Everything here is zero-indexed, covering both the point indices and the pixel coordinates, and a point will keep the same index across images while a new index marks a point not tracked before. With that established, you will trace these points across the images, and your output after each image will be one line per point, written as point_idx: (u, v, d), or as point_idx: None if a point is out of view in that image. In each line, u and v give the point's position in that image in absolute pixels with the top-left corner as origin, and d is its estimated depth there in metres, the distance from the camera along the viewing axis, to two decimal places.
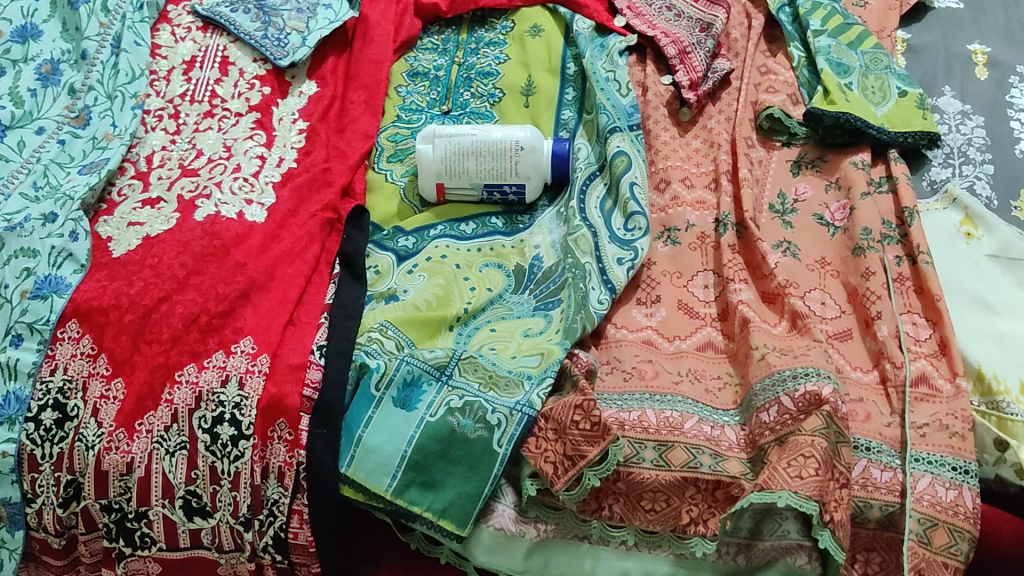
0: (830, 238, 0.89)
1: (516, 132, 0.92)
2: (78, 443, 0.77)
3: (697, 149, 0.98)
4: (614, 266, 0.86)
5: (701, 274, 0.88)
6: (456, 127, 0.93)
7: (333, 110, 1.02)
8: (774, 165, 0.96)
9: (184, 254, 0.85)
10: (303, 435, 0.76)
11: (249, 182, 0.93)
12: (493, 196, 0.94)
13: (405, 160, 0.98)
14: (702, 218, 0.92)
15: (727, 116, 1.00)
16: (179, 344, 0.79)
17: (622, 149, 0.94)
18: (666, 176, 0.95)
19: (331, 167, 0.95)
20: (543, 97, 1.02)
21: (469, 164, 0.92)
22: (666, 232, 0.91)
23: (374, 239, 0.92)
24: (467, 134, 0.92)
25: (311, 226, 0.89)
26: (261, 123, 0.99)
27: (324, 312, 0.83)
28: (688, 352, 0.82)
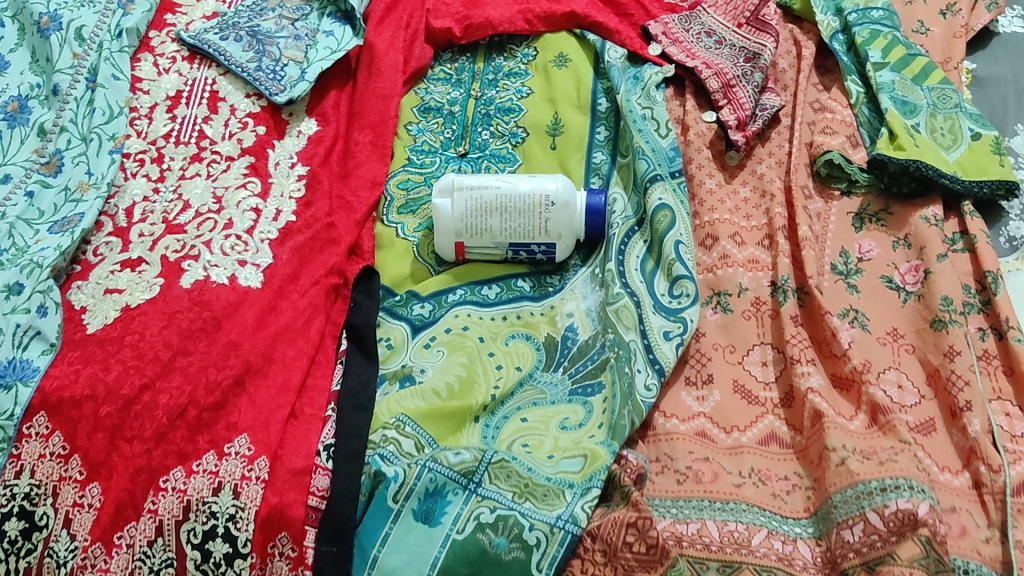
0: (902, 305, 0.79)
1: (545, 185, 0.81)
2: (48, 559, 0.66)
3: (746, 198, 0.87)
4: (661, 341, 0.75)
5: (758, 348, 0.78)
6: (476, 179, 0.82)
7: (336, 152, 0.91)
8: (834, 217, 0.86)
9: (169, 330, 0.75)
10: (308, 552, 0.66)
11: (242, 240, 0.82)
12: (519, 256, 0.83)
13: (418, 211, 0.87)
14: (756, 280, 0.82)
15: (779, 160, 0.89)
16: (165, 443, 0.68)
17: (665, 202, 0.83)
18: (714, 230, 0.85)
19: (335, 222, 0.85)
20: (572, 137, 0.91)
21: (492, 221, 0.81)
22: (716, 297, 0.81)
23: (385, 306, 0.81)
24: (490, 188, 0.81)
25: (313, 293, 0.79)
26: (255, 169, 0.88)
27: (330, 402, 0.73)
28: (750, 447, 0.71)
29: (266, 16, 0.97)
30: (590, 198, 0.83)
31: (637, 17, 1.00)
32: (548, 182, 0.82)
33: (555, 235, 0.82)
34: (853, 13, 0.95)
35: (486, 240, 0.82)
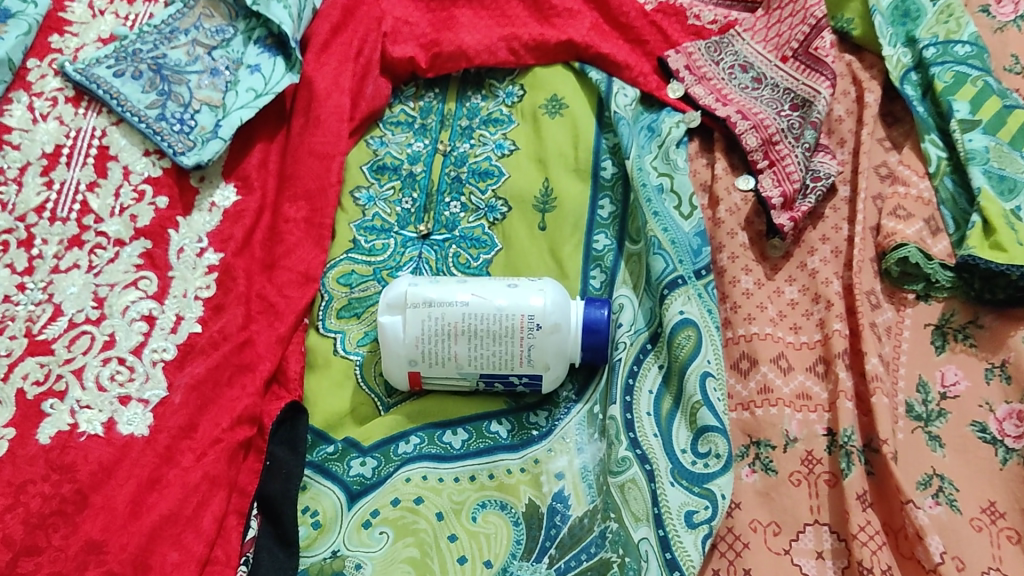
0: (1002, 470, 0.59)
1: (529, 301, 0.61)
2: None
3: (793, 301, 0.68)
4: (682, 531, 0.56)
5: (811, 528, 0.58)
6: (437, 288, 0.62)
7: (260, 229, 0.70)
8: (909, 332, 0.66)
9: (12, 516, 0.55)
10: None
11: (126, 366, 0.62)
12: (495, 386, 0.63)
13: (364, 315, 0.67)
14: (808, 426, 0.62)
15: (834, 249, 0.69)
16: None
17: (688, 317, 0.63)
18: (751, 350, 0.65)
19: (253, 338, 0.64)
20: (567, 214, 0.70)
21: (457, 347, 0.61)
22: (754, 449, 0.62)
23: (315, 460, 0.61)
24: (455, 302, 0.61)
25: (211, 458, 0.58)
26: (151, 258, 0.67)
27: None
28: None
29: (177, 42, 0.74)
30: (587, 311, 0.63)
31: (653, 45, 0.79)
32: (532, 295, 0.61)
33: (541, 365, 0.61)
34: (930, 47, 0.74)
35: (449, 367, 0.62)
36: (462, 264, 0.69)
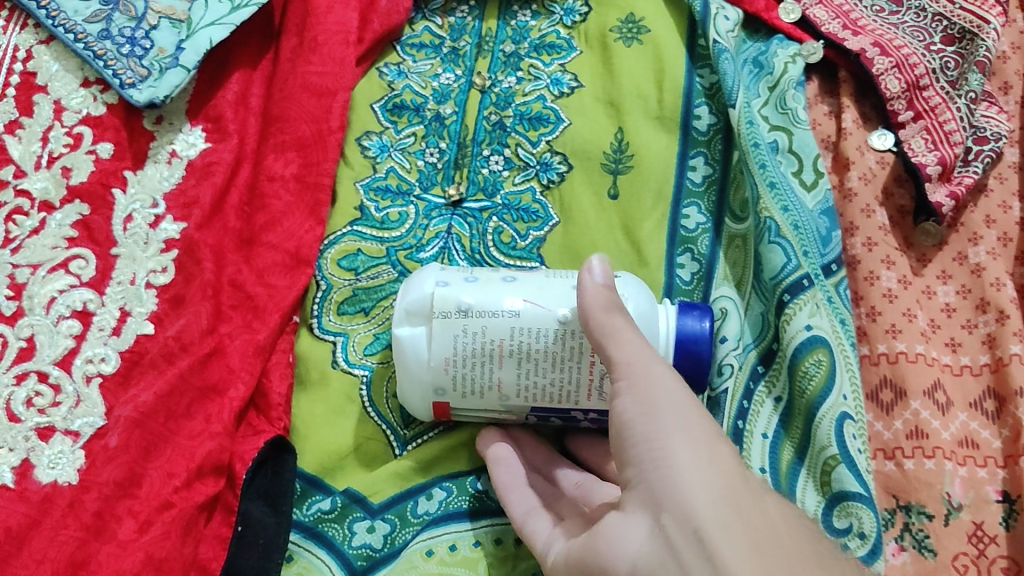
0: None
1: None
2: None
3: (948, 307, 0.50)
4: None
5: None
6: (475, 288, 0.44)
7: (236, 189, 0.52)
8: None
9: None
10: None
11: (50, 384, 0.45)
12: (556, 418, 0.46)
13: (373, 312, 0.50)
14: (977, 489, 0.45)
15: (1002, 236, 0.52)
16: None
17: (819, 334, 0.46)
18: (899, 377, 0.48)
19: (223, 346, 0.47)
20: (648, 179, 0.52)
21: (500, 370, 0.44)
22: (901, 517, 0.45)
23: (302, 521, 0.45)
24: (500, 312, 0.44)
25: (156, 533, 0.41)
26: (88, 228, 0.50)
27: None
28: None
29: None
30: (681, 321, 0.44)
31: None
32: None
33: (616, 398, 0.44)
34: None
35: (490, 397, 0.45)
36: (505, 244, 0.51)
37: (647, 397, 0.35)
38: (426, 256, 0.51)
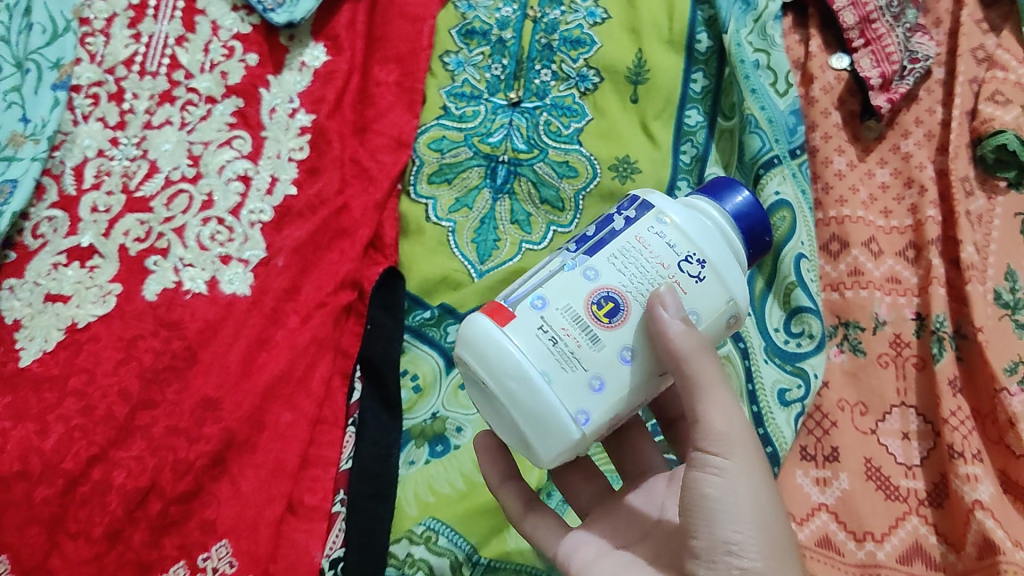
0: None
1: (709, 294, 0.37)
2: None
3: (885, 184, 0.67)
4: (774, 408, 0.58)
5: (897, 410, 0.60)
6: (611, 395, 0.36)
7: (350, 92, 0.69)
8: (999, 221, 0.66)
9: (126, 369, 0.56)
10: None
11: (226, 225, 0.63)
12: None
13: (455, 181, 0.67)
14: (897, 310, 0.63)
15: (928, 133, 0.69)
16: (119, 545, 0.51)
17: (784, 198, 0.64)
18: (843, 232, 0.65)
19: (348, 203, 0.65)
20: (660, 88, 0.69)
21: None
22: (842, 330, 0.63)
23: (411, 325, 0.62)
24: (630, 401, 0.37)
25: (317, 322, 0.59)
26: (243, 117, 0.67)
27: (337, 488, 0.55)
28: (887, 567, 0.54)
29: None
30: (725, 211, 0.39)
31: None
32: (709, 293, 0.37)
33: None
34: None
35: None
36: (553, 132, 0.69)
37: (728, 473, 0.38)
38: (494, 140, 0.68)
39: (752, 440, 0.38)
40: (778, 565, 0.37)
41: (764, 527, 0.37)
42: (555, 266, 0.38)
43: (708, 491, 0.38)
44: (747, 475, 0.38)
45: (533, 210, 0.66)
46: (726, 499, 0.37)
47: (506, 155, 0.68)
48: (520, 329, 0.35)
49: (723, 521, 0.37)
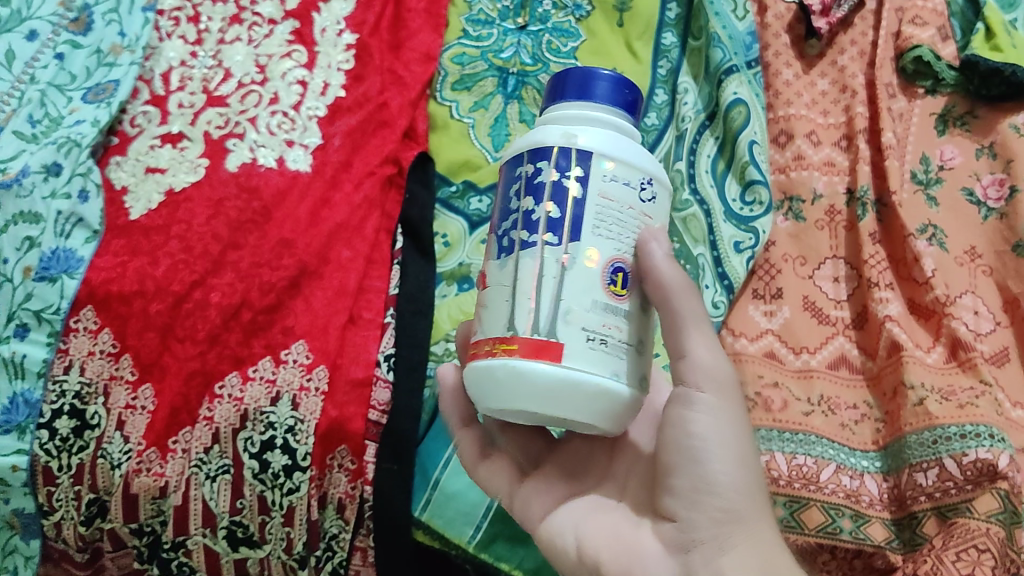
0: (982, 221, 0.76)
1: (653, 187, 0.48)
2: (102, 460, 0.66)
3: (824, 91, 0.82)
4: (731, 254, 0.73)
5: (830, 261, 0.75)
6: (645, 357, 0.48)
7: (386, 17, 0.84)
8: (916, 118, 0.81)
9: (217, 220, 0.71)
10: (367, 466, 0.64)
11: (289, 117, 0.77)
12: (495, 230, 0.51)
13: (473, 88, 0.82)
14: (832, 185, 0.78)
15: (860, 51, 0.84)
16: (219, 345, 0.66)
17: (741, 97, 0.78)
18: (789, 127, 0.80)
19: (387, 101, 0.79)
20: (641, 16, 0.84)
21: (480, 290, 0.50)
22: (788, 202, 0.78)
23: (441, 197, 0.77)
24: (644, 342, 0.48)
25: (367, 187, 0.74)
26: (299, 35, 0.82)
27: (388, 306, 0.70)
28: (819, 371, 0.69)
29: None
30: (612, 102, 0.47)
31: None
32: (655, 201, 0.48)
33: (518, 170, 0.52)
34: None
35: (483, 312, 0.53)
36: (554, 50, 0.83)
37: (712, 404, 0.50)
38: (505, 56, 0.84)
39: (726, 377, 0.51)
40: (744, 469, 0.50)
41: (735, 458, 0.50)
42: (552, 267, 0.45)
43: (693, 425, 0.50)
44: (720, 413, 0.50)
45: (538, 112, 0.81)
46: (706, 436, 0.50)
47: (515, 68, 0.83)
48: (587, 359, 0.44)
49: (703, 455, 0.50)
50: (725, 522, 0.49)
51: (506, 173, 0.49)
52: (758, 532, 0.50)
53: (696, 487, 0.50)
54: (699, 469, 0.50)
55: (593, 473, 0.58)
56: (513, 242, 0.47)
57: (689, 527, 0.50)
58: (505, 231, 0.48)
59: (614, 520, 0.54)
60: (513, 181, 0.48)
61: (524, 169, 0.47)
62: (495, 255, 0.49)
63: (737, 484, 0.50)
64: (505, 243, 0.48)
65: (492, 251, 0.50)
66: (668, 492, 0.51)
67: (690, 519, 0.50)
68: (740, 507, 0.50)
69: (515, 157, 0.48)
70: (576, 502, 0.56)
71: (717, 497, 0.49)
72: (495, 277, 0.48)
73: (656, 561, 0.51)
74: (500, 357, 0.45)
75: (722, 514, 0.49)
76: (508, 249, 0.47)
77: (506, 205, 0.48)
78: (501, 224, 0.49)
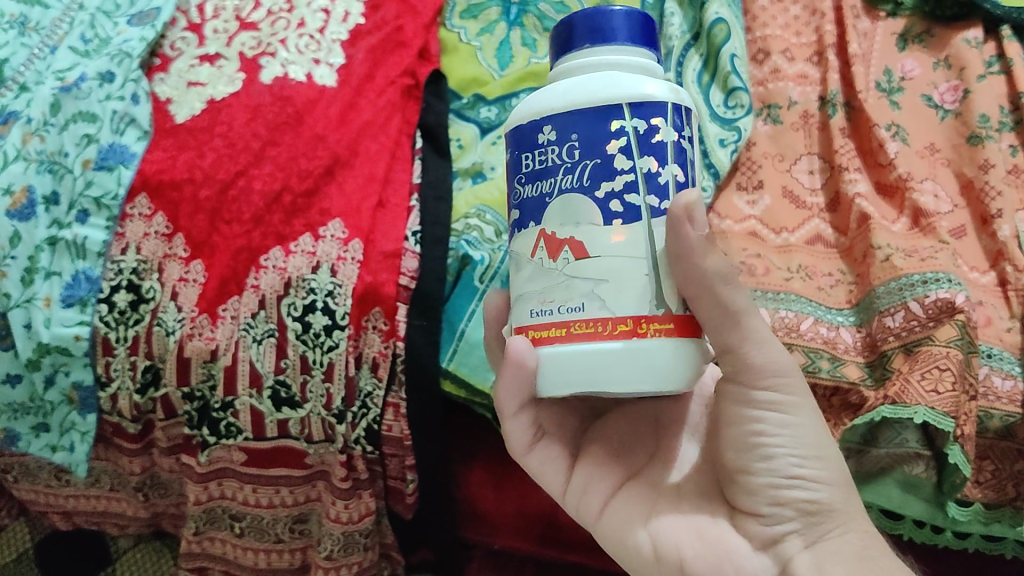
0: (940, 122, 0.84)
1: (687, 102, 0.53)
2: (157, 329, 0.73)
3: (797, 15, 0.91)
4: (716, 148, 0.81)
5: (805, 157, 0.83)
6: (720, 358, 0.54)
7: None
8: (880, 37, 0.90)
9: (256, 123, 0.77)
10: (400, 325, 0.72)
11: (315, 39, 0.84)
12: (545, 187, 0.50)
13: (479, 16, 0.91)
14: (805, 94, 0.86)
15: None
16: (263, 225, 0.73)
17: (722, 16, 0.86)
18: (766, 46, 0.89)
19: (403, 25, 0.87)
20: None
21: (550, 260, 0.49)
22: (766, 109, 0.86)
23: (453, 108, 0.86)
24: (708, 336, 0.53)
25: (390, 94, 0.83)
26: None
27: (412, 193, 0.78)
28: (798, 245, 0.78)
29: None
30: (630, 43, 0.50)
31: None
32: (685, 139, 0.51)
33: (519, 114, 0.51)
34: None
35: (526, 275, 0.51)
36: None
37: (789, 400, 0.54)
38: None
39: (783, 364, 0.54)
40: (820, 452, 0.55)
41: (811, 449, 0.55)
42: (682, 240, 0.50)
43: (760, 419, 0.55)
44: (793, 408, 0.55)
45: (538, 36, 0.90)
46: (779, 433, 0.54)
47: None
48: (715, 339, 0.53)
49: (777, 449, 0.55)
50: (814, 514, 0.55)
51: (577, 125, 0.49)
52: (845, 518, 0.56)
53: (774, 482, 0.55)
54: (774, 462, 0.55)
55: (639, 454, 0.63)
56: (629, 205, 0.49)
57: (776, 521, 0.55)
58: (613, 194, 0.48)
59: (685, 511, 0.59)
60: (609, 139, 0.48)
61: (628, 126, 0.48)
62: (594, 224, 0.49)
63: (817, 476, 0.55)
64: (617, 206, 0.49)
65: (573, 216, 0.49)
66: (747, 489, 0.56)
67: (776, 514, 0.55)
68: (826, 499, 0.55)
69: (596, 109, 0.48)
70: (638, 493, 0.61)
71: (802, 490, 0.55)
72: (597, 247, 0.48)
73: (750, 556, 0.56)
74: (630, 335, 0.48)
75: (809, 506, 0.55)
76: (629, 213, 0.49)
77: (602, 164, 0.48)
78: (593, 185, 0.49)
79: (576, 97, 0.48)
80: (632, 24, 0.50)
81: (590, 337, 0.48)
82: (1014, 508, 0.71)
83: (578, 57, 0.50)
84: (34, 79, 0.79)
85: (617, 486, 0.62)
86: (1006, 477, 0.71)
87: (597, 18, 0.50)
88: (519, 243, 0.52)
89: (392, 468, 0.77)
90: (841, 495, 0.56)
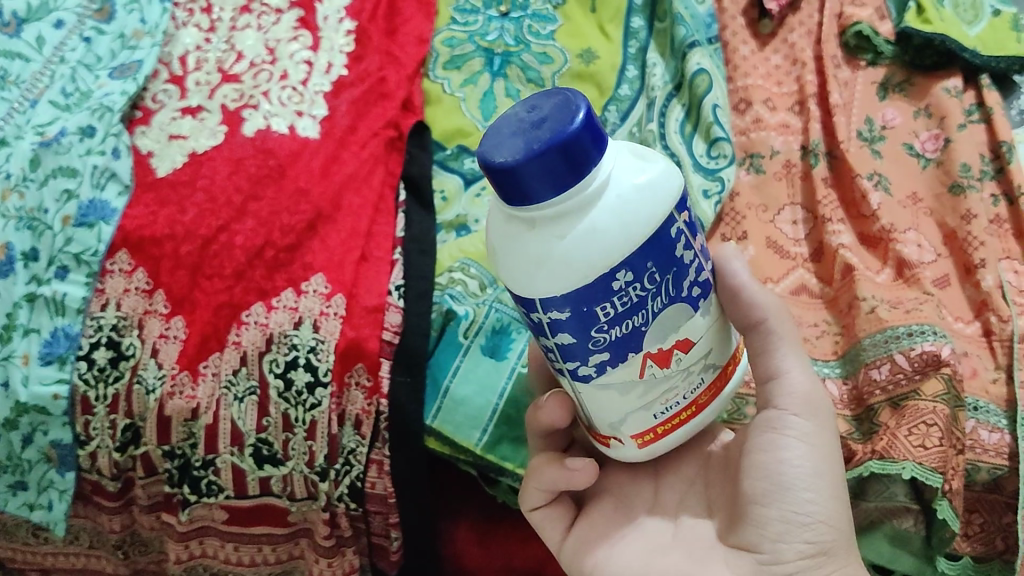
0: (921, 170, 0.84)
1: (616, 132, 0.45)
2: (138, 386, 0.72)
3: (777, 66, 0.92)
4: (700, 200, 0.81)
5: (789, 208, 0.83)
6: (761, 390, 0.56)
7: (382, 7, 0.93)
8: (860, 86, 0.91)
9: (238, 176, 0.77)
10: (383, 381, 0.71)
11: (298, 91, 0.84)
12: (637, 320, 0.44)
13: (463, 68, 0.91)
14: (788, 144, 0.86)
15: (808, 31, 0.93)
16: (244, 281, 0.73)
17: (704, 67, 0.86)
18: (747, 95, 0.89)
19: (386, 77, 0.87)
20: (610, 3, 0.94)
21: (665, 369, 0.46)
22: (749, 159, 0.86)
23: (437, 159, 0.86)
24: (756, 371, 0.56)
25: (373, 146, 0.82)
26: (304, 22, 0.89)
27: (395, 246, 0.78)
28: (783, 296, 0.78)
29: None
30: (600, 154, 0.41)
31: None
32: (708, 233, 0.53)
33: (561, 275, 0.41)
34: None
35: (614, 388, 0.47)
36: (535, 32, 0.93)
37: (813, 438, 0.54)
38: (491, 39, 0.92)
39: (818, 399, 0.55)
40: (837, 491, 0.54)
41: (826, 489, 0.54)
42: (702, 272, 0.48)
43: (787, 449, 0.54)
44: (813, 438, 0.54)
45: (521, 86, 0.90)
46: (800, 463, 0.53)
47: (500, 49, 0.92)
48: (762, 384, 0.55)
49: (793, 485, 0.53)
50: (819, 555, 0.53)
51: (653, 252, 0.42)
52: (845, 563, 0.54)
53: (786, 517, 0.53)
54: (789, 498, 0.53)
55: (640, 503, 0.61)
56: (700, 282, 0.47)
57: (776, 559, 0.53)
58: (693, 282, 0.46)
59: (675, 562, 0.57)
60: (675, 244, 0.44)
61: (682, 218, 0.44)
62: (689, 318, 0.46)
63: (825, 516, 0.53)
64: (695, 289, 0.46)
65: (673, 323, 0.46)
66: (755, 523, 0.54)
67: (778, 552, 0.53)
68: (831, 542, 0.53)
69: (662, 220, 0.42)
70: (632, 540, 0.59)
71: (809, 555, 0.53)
72: (694, 332, 0.47)
73: None
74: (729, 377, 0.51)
75: (811, 548, 0.53)
76: (702, 289, 0.47)
77: (678, 270, 0.44)
78: (678, 288, 0.45)
79: (637, 229, 0.41)
80: (592, 130, 0.40)
81: (712, 395, 0.50)
82: (1003, 561, 0.71)
83: (555, 203, 0.40)
84: (14, 133, 0.79)
85: (615, 532, 0.60)
86: (995, 529, 0.71)
87: (572, 156, 0.39)
88: (608, 378, 0.46)
89: (376, 525, 0.75)
90: (848, 539, 0.54)
